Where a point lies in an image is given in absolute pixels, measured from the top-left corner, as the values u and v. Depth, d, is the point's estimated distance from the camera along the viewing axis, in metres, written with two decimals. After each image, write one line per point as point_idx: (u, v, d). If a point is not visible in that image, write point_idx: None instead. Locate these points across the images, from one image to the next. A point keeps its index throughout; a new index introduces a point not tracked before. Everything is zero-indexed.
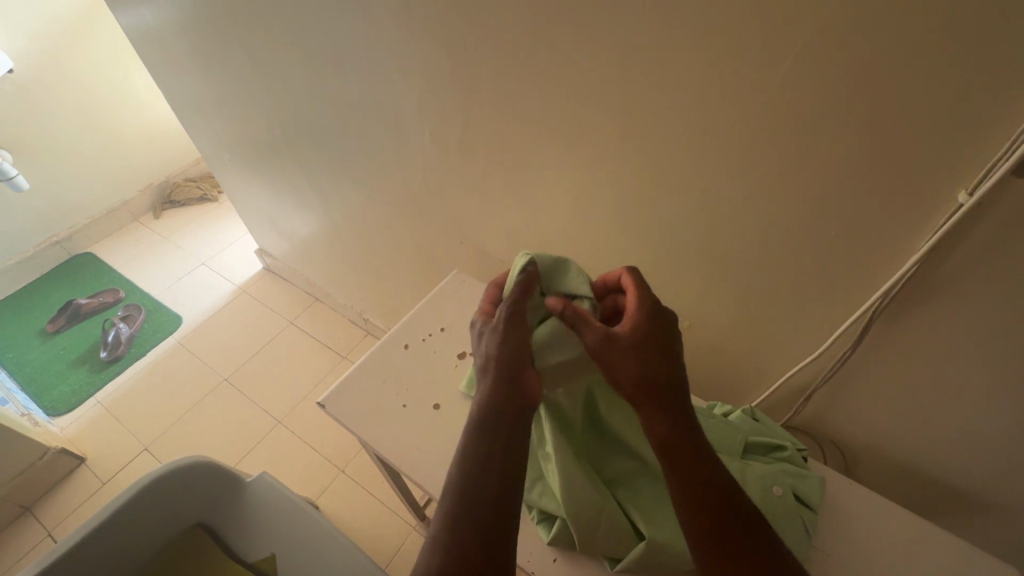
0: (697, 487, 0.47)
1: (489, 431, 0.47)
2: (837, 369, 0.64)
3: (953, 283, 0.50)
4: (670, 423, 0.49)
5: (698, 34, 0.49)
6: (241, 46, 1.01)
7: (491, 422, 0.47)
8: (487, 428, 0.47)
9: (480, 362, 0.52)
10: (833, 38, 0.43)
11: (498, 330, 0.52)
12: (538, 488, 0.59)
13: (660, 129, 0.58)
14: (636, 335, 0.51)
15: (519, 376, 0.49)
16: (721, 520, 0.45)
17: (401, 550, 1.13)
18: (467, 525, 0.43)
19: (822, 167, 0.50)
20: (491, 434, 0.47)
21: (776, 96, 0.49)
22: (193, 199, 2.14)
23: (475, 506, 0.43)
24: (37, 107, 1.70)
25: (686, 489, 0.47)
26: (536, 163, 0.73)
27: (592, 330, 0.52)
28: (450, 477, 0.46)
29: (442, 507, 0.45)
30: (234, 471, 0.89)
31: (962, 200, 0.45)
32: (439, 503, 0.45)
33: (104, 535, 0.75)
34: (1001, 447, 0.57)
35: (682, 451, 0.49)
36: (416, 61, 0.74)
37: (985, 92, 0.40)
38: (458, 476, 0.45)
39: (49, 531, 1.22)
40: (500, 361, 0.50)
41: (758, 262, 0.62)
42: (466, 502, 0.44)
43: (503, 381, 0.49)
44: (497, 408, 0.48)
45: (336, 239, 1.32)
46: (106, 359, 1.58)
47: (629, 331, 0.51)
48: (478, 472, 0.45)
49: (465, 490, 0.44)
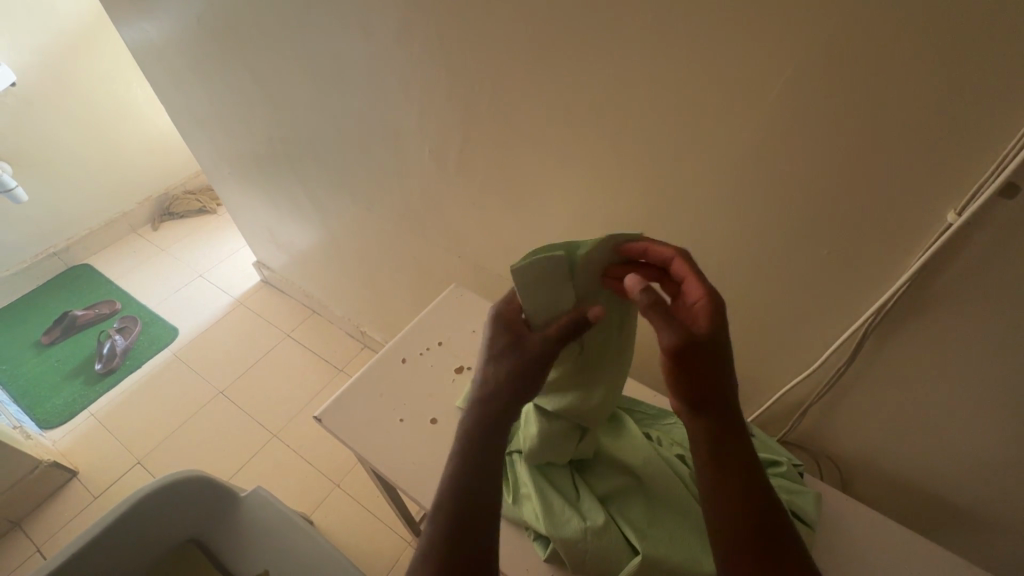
0: (728, 491, 0.45)
1: (483, 455, 0.48)
2: (832, 385, 0.65)
3: (946, 301, 0.51)
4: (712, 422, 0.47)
5: (691, 55, 0.50)
6: (243, 64, 1.02)
7: (484, 447, 0.48)
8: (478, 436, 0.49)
9: (474, 382, 0.53)
10: (822, 60, 0.44)
11: (507, 362, 0.51)
12: (523, 510, 0.59)
13: (655, 147, 0.59)
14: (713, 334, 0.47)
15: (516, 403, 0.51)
16: (753, 522, 0.44)
17: (395, 567, 1.12)
18: (457, 536, 0.44)
19: (815, 185, 0.51)
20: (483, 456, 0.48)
21: (769, 116, 0.50)
22: (191, 211, 2.15)
23: (465, 521, 0.45)
24: (36, 120, 1.70)
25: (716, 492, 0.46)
26: (534, 179, 0.74)
27: (674, 329, 0.45)
28: (442, 490, 0.47)
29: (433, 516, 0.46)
30: (212, 482, 0.85)
31: (950, 219, 0.46)
32: (431, 513, 0.46)
33: (92, 554, 0.74)
34: (995, 464, 0.57)
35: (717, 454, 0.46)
36: (416, 78, 0.76)
37: (973, 114, 0.41)
38: (448, 491, 0.46)
39: (38, 546, 1.20)
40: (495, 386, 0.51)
41: (751, 278, 0.63)
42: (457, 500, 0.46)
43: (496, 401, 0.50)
44: (488, 433, 0.49)
45: (334, 252, 1.33)
46: (100, 372, 1.56)
47: (710, 324, 0.47)
48: (470, 489, 0.46)
49: (455, 502, 0.46)
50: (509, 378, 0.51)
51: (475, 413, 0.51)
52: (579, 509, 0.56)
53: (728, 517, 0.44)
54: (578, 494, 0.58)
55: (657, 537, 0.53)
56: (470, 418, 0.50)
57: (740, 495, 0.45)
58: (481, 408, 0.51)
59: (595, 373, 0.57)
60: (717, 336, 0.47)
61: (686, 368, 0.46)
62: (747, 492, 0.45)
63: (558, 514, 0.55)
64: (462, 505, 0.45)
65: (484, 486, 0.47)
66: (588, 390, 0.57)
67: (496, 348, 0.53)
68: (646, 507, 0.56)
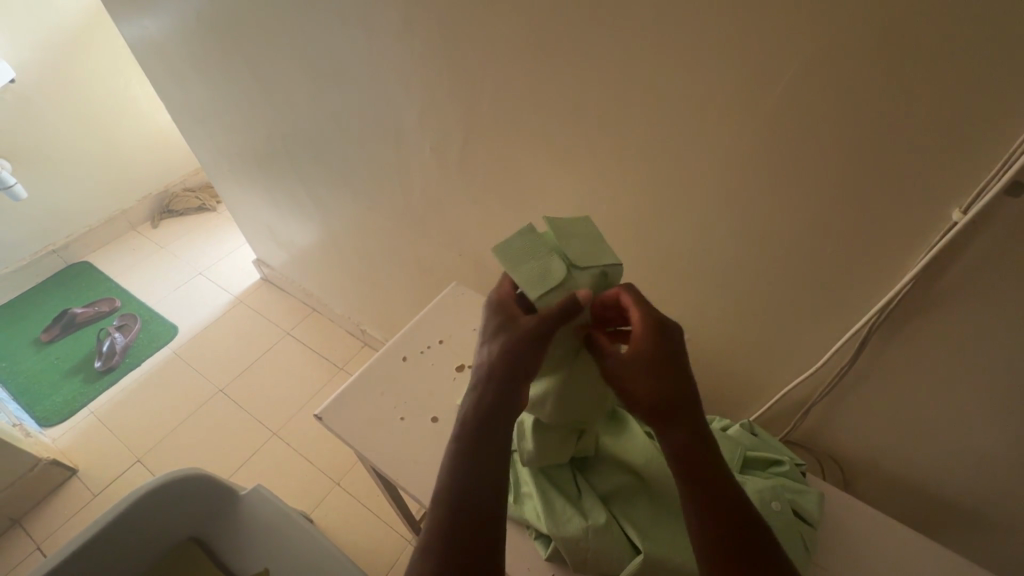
0: (705, 497, 0.44)
1: (484, 440, 0.47)
2: (834, 384, 0.64)
3: (951, 300, 0.50)
4: (681, 430, 0.46)
5: (694, 52, 0.50)
6: (243, 61, 1.02)
7: (486, 433, 0.47)
8: (477, 428, 0.47)
9: (474, 368, 0.51)
10: (827, 56, 0.44)
11: (501, 340, 0.50)
12: (524, 508, 0.59)
13: (657, 145, 0.59)
14: (647, 353, 0.48)
15: (518, 386, 0.49)
16: (730, 529, 0.43)
17: (395, 565, 1.12)
18: (459, 523, 0.43)
19: (820, 183, 0.51)
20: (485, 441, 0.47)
21: (773, 114, 0.49)
22: (191, 209, 2.15)
23: (466, 509, 0.43)
24: (36, 117, 1.70)
25: (692, 498, 0.45)
26: (535, 177, 0.73)
27: (607, 353, 0.50)
28: (443, 477, 0.46)
29: (431, 511, 0.44)
30: (211, 480, 0.85)
31: (956, 217, 0.46)
32: (431, 500, 0.45)
33: (92, 552, 0.74)
34: (998, 464, 0.57)
35: (692, 462, 0.45)
36: (417, 75, 0.75)
37: (979, 112, 0.41)
38: (449, 477, 0.45)
39: (39, 544, 1.20)
40: (496, 375, 0.48)
41: (754, 275, 0.62)
42: (457, 495, 0.44)
43: (498, 390, 0.48)
44: (490, 418, 0.47)
45: (334, 250, 1.32)
46: (100, 369, 1.56)
47: (641, 344, 0.48)
48: (472, 475, 0.45)
49: (456, 489, 0.44)
50: (508, 366, 0.48)
51: (475, 402, 0.49)
52: (579, 508, 0.56)
53: (706, 527, 0.43)
54: (578, 494, 0.57)
55: (659, 536, 0.53)
56: (470, 408, 0.49)
57: (717, 501, 0.44)
58: (481, 397, 0.48)
59: (581, 393, 0.55)
60: (653, 352, 0.48)
61: (622, 388, 0.48)
62: (724, 498, 0.44)
63: (558, 514, 0.55)
64: (463, 492, 0.44)
65: (486, 472, 0.45)
66: (581, 394, 0.55)
67: (496, 334, 0.51)
68: (650, 507, 0.56)
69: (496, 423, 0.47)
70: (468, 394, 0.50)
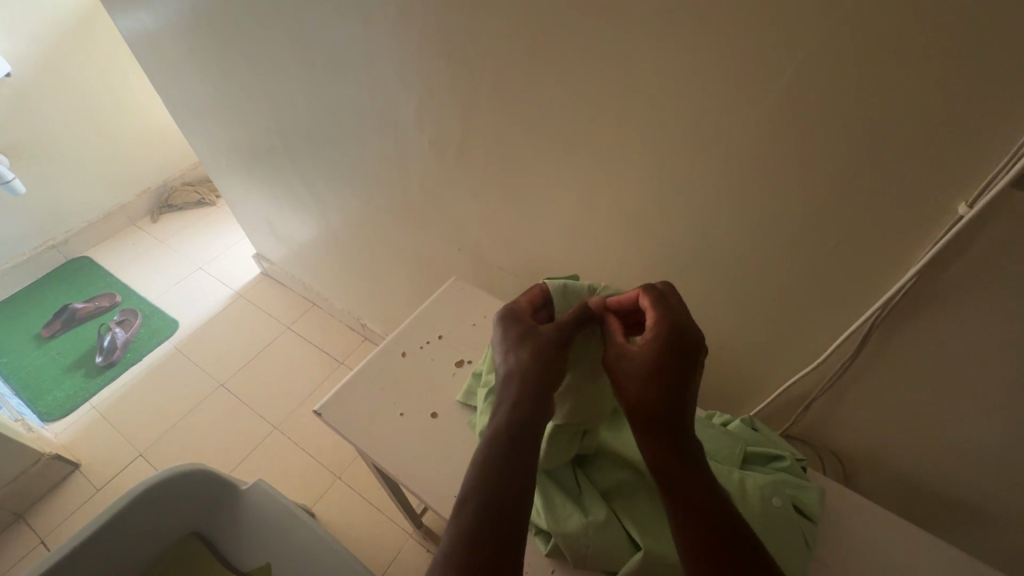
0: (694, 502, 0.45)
1: (510, 446, 0.47)
2: (837, 378, 0.64)
3: (956, 294, 0.50)
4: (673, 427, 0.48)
5: (695, 45, 0.49)
6: (240, 54, 1.00)
7: (514, 436, 0.47)
8: (505, 436, 0.47)
9: (501, 377, 0.53)
10: (831, 47, 0.43)
11: (524, 347, 0.53)
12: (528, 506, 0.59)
13: (658, 138, 0.58)
14: (674, 337, 0.49)
15: (547, 393, 0.50)
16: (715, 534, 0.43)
17: (396, 559, 1.12)
18: (487, 530, 0.42)
19: (823, 177, 0.50)
20: (513, 444, 0.47)
21: (776, 106, 0.48)
22: (191, 203, 2.15)
23: (495, 509, 0.43)
24: (34, 112, 1.69)
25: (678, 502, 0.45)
26: (535, 171, 0.73)
27: (615, 345, 0.52)
28: (470, 483, 0.45)
29: (456, 522, 0.43)
30: (211, 475, 0.86)
31: (962, 211, 0.45)
32: (455, 511, 0.44)
33: (92, 550, 0.74)
34: (999, 459, 0.57)
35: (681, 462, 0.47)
36: (415, 69, 0.74)
37: (986, 102, 0.39)
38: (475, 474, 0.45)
39: (42, 537, 1.20)
40: (522, 381, 0.50)
41: (756, 269, 0.62)
42: (485, 504, 0.43)
43: (524, 397, 0.49)
44: (517, 426, 0.48)
45: (333, 244, 1.32)
46: (101, 364, 1.56)
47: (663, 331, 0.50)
48: (501, 480, 0.44)
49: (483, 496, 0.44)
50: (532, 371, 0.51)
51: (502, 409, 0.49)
52: (580, 505, 0.55)
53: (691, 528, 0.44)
54: (581, 492, 0.57)
55: (659, 533, 0.53)
56: (498, 416, 0.49)
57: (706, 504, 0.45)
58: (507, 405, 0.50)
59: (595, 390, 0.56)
60: (685, 339, 0.49)
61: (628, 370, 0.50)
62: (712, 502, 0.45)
63: (559, 512, 0.55)
64: (490, 489, 0.44)
65: (514, 475, 0.45)
66: (591, 396, 0.56)
67: (515, 345, 0.53)
68: (650, 502, 0.56)
69: (524, 428, 0.48)
70: (497, 405, 0.51)
